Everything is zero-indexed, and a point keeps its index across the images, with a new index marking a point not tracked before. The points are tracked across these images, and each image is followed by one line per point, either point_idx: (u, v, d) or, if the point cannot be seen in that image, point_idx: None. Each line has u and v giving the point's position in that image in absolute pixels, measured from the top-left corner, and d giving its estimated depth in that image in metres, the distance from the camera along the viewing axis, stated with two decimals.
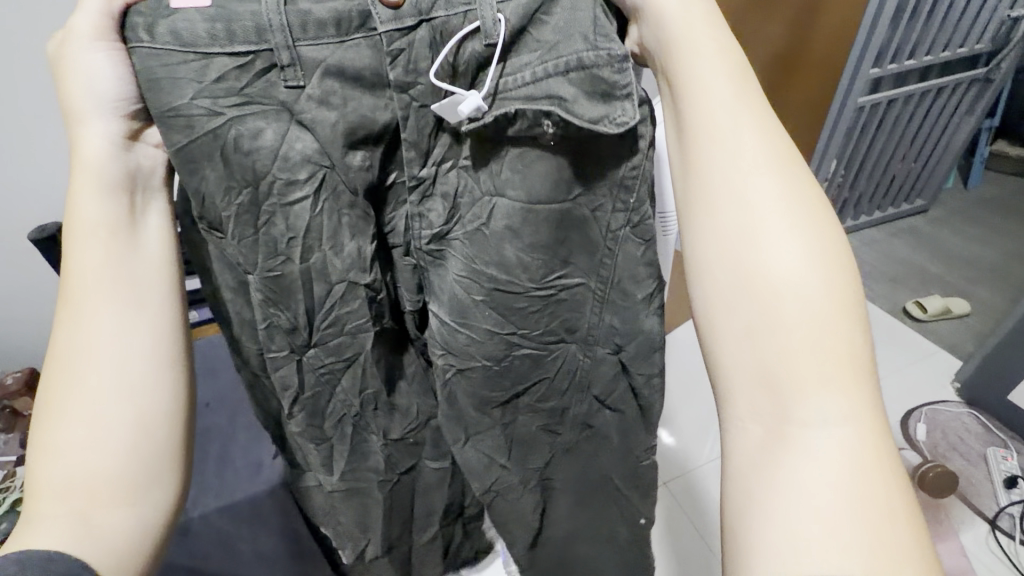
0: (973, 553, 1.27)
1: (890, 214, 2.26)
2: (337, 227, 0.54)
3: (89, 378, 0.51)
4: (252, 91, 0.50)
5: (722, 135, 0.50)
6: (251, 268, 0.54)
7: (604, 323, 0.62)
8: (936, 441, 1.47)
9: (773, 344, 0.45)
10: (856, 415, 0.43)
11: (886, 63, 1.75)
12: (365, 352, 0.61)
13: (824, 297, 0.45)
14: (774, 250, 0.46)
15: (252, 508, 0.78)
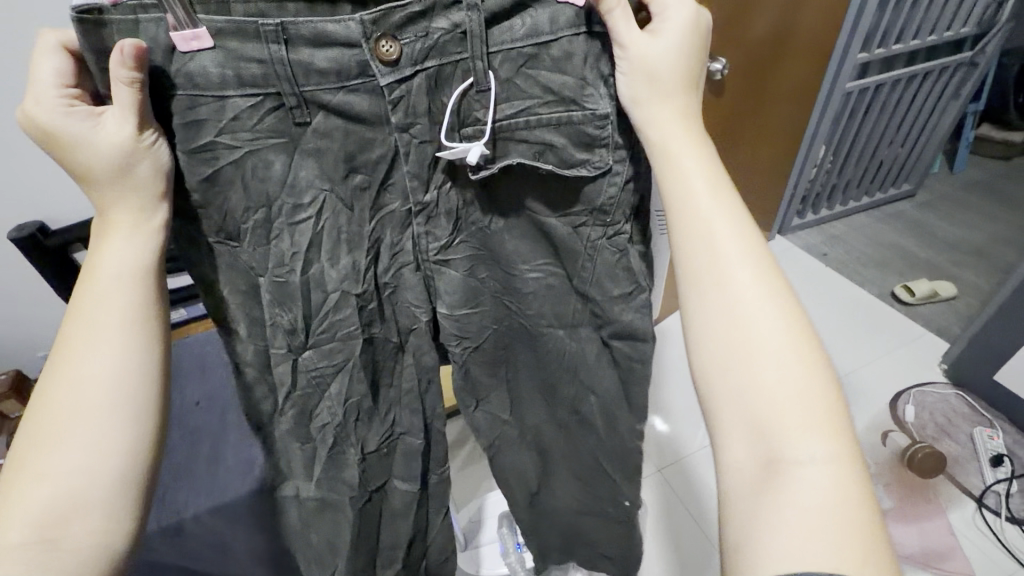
0: (960, 531, 1.29)
1: (878, 199, 2.29)
2: (338, 240, 0.53)
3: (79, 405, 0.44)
4: (261, 131, 0.48)
5: (701, 186, 0.50)
6: (262, 271, 0.53)
7: (584, 315, 0.65)
8: (924, 423, 1.49)
9: (752, 393, 0.46)
10: (828, 437, 0.44)
11: (874, 47, 1.75)
12: (355, 364, 0.59)
13: (795, 345, 0.46)
14: (740, 286, 0.48)
15: (245, 508, 0.77)
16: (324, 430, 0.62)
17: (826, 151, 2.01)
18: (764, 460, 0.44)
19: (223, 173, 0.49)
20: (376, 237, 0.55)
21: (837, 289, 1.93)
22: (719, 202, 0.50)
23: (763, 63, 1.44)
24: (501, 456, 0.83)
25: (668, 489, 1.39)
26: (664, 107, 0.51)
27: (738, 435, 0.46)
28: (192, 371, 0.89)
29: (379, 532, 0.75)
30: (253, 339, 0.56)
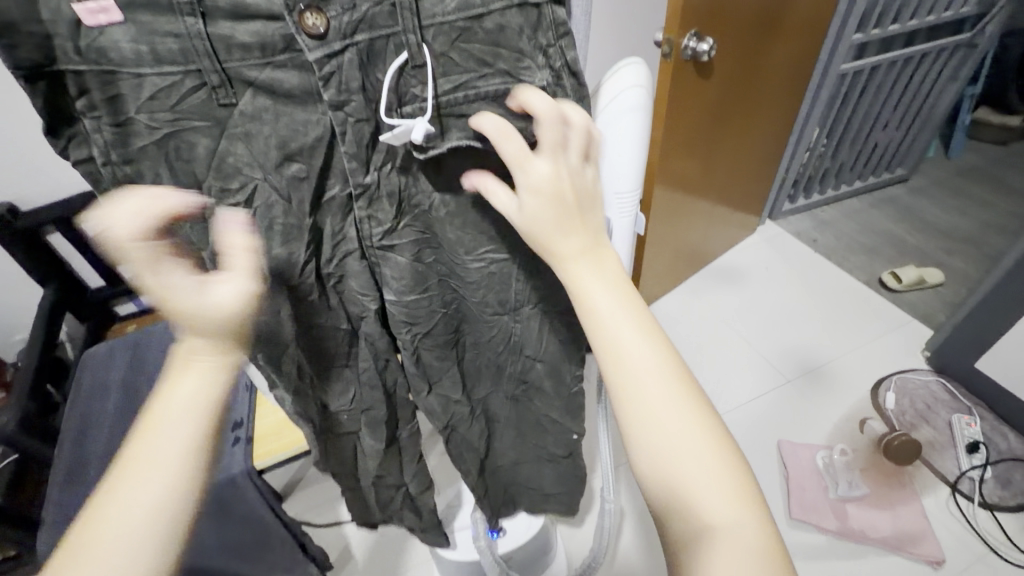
0: (933, 515, 1.31)
1: (871, 182, 2.27)
2: (268, 231, 0.49)
3: (103, 553, 0.38)
4: (183, 110, 0.43)
5: (595, 269, 0.46)
6: (202, 247, 0.50)
7: (527, 286, 0.67)
8: (904, 409, 1.50)
9: (668, 469, 0.43)
10: (732, 485, 0.43)
11: (870, 27, 1.71)
12: (298, 346, 0.60)
13: (699, 421, 0.44)
14: (626, 347, 0.44)
15: (214, 497, 0.77)
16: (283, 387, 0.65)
17: (820, 132, 1.98)
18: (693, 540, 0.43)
19: (149, 152, 0.45)
20: (316, 227, 0.52)
21: (816, 274, 1.94)
22: (610, 285, 0.46)
23: (754, 45, 1.40)
24: (460, 436, 0.84)
25: None
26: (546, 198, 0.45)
27: (661, 506, 0.45)
28: (163, 359, 0.90)
29: (354, 462, 0.79)
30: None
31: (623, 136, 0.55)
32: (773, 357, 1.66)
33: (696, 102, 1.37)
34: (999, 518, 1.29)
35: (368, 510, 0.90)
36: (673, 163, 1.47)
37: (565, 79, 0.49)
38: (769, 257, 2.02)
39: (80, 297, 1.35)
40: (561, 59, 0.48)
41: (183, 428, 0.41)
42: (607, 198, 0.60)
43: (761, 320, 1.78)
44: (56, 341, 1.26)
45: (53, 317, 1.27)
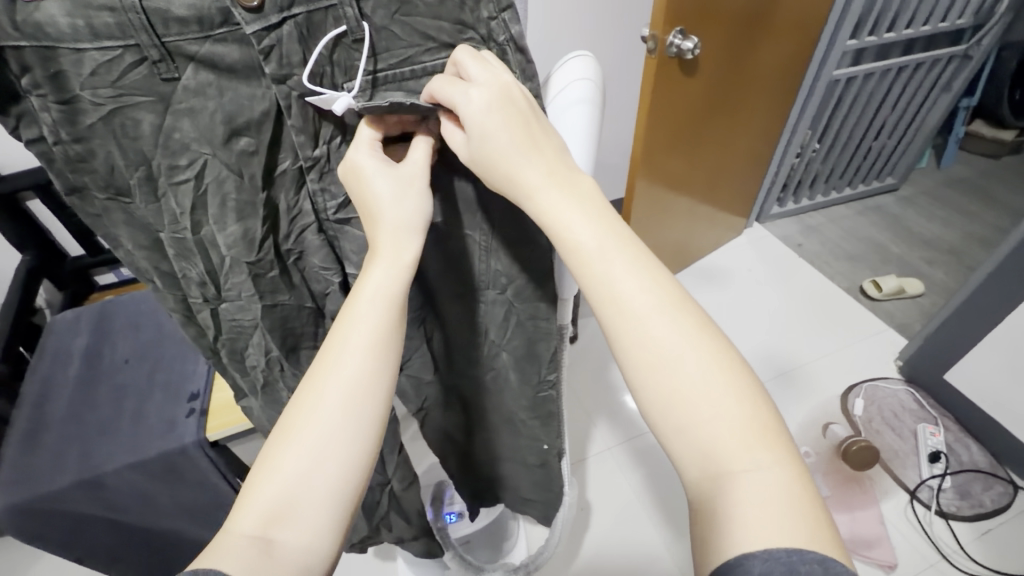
0: (891, 521, 1.33)
1: (861, 191, 2.28)
2: (223, 204, 0.49)
3: (315, 414, 0.44)
4: (125, 87, 0.42)
5: (588, 226, 0.47)
6: (159, 227, 0.49)
7: (491, 268, 0.66)
8: (871, 416, 1.52)
9: (681, 401, 0.44)
10: (746, 412, 0.43)
11: (865, 33, 1.70)
12: (264, 328, 0.57)
13: (707, 362, 0.44)
14: (625, 284, 0.45)
15: (165, 465, 0.78)
16: (253, 373, 0.63)
17: (811, 135, 1.97)
18: (711, 482, 0.42)
19: (97, 132, 0.43)
20: (270, 203, 0.51)
21: (792, 276, 1.95)
22: (602, 233, 0.47)
23: (741, 45, 1.40)
24: (431, 416, 0.88)
25: (613, 464, 1.42)
26: (517, 159, 0.48)
27: (676, 443, 0.45)
28: (125, 329, 0.91)
29: None
30: (171, 290, 0.54)
31: (572, 127, 0.54)
32: (749, 360, 1.67)
33: (682, 99, 1.37)
34: (953, 527, 1.31)
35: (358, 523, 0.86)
36: (656, 159, 1.47)
37: (510, 54, 0.50)
38: (751, 259, 2.03)
39: (58, 263, 1.36)
40: (506, 34, 0.50)
41: (377, 315, 0.46)
42: None
43: (738, 320, 1.80)
44: (32, 306, 1.26)
45: (31, 282, 1.26)
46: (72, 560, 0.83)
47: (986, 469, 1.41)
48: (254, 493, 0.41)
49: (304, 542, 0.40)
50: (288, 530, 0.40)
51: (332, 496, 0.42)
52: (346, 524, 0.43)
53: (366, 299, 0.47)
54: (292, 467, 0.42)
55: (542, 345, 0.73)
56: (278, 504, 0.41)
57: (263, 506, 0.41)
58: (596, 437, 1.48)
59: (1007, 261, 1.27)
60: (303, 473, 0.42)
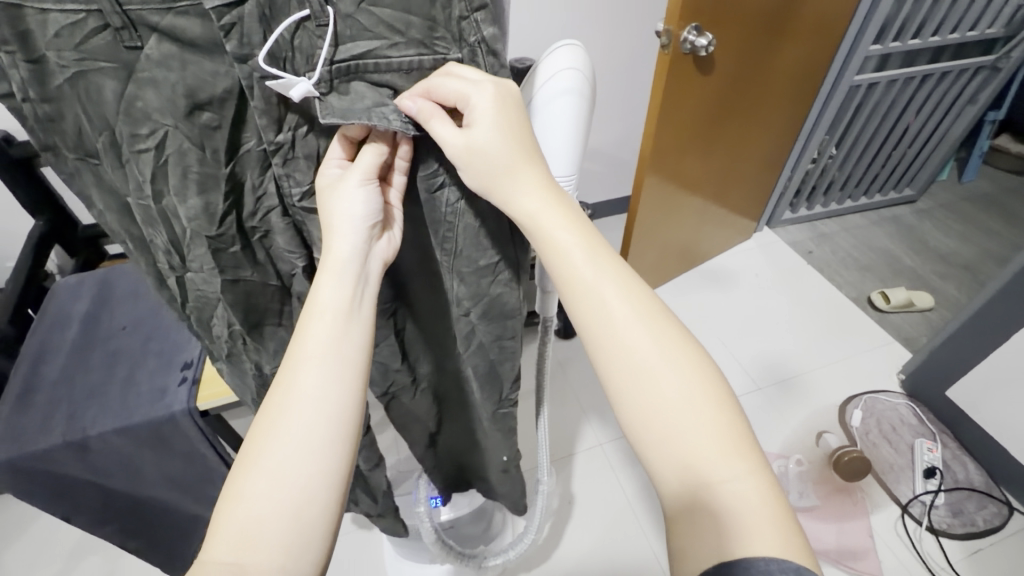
0: (880, 535, 1.32)
1: (876, 201, 2.23)
2: (184, 175, 0.47)
3: (276, 438, 0.45)
4: (88, 52, 0.41)
5: (571, 231, 0.50)
6: (126, 191, 0.49)
7: (454, 291, 0.64)
8: (868, 428, 1.51)
9: (658, 420, 0.45)
10: (721, 430, 0.44)
11: (889, 39, 1.66)
12: (226, 302, 0.57)
13: (684, 371, 0.46)
14: (606, 303, 0.48)
15: (152, 431, 0.80)
16: (217, 342, 0.63)
17: (827, 141, 1.94)
18: (689, 495, 0.43)
19: (64, 95, 0.43)
20: (235, 178, 0.50)
21: (802, 286, 1.92)
22: (587, 245, 0.49)
23: (760, 45, 1.38)
24: (399, 404, 0.84)
25: (602, 461, 1.43)
26: (512, 168, 0.50)
27: (655, 462, 0.45)
28: (123, 299, 0.94)
29: None
30: (143, 254, 0.55)
31: (557, 120, 0.56)
32: (749, 363, 1.66)
33: (695, 98, 1.36)
34: (943, 543, 1.30)
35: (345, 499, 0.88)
36: (665, 157, 1.45)
37: (481, 56, 0.49)
38: (760, 264, 2.01)
39: (70, 230, 1.38)
40: (478, 35, 0.48)
41: (331, 333, 0.49)
42: None
43: (740, 324, 1.78)
44: (41, 271, 1.28)
45: (42, 247, 1.29)
46: (60, 517, 0.85)
47: (981, 488, 1.39)
48: (223, 522, 0.43)
49: (275, 564, 0.41)
50: (256, 557, 0.41)
51: (299, 518, 0.43)
52: (331, 525, 0.45)
53: (320, 314, 0.50)
54: (262, 490, 0.43)
55: (506, 364, 0.73)
56: (246, 530, 0.42)
57: (234, 532, 0.42)
58: (587, 433, 1.49)
59: (1018, 278, 1.24)
60: (271, 496, 0.43)
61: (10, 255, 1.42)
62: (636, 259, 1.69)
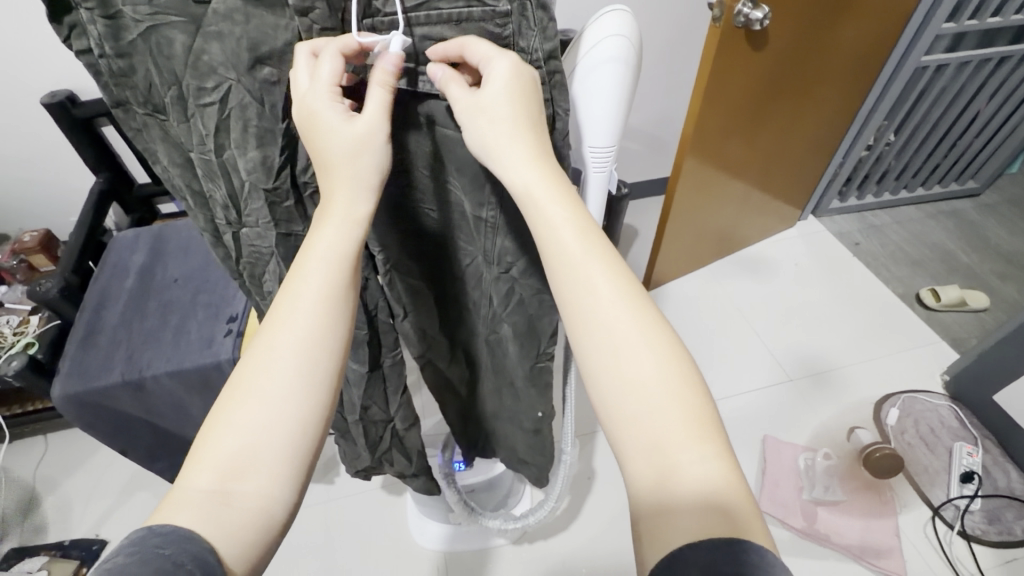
0: (906, 535, 1.28)
1: (936, 192, 2.11)
2: (245, 131, 0.49)
3: (266, 378, 0.44)
4: (160, 6, 0.43)
5: (560, 204, 0.47)
6: (189, 144, 0.51)
7: (497, 244, 0.64)
8: (905, 428, 1.46)
9: (640, 407, 0.43)
10: (692, 418, 0.42)
11: (965, 16, 1.53)
12: (279, 256, 0.58)
13: (657, 354, 0.44)
14: (597, 280, 0.45)
15: (200, 377, 0.85)
16: (267, 299, 0.66)
17: (885, 127, 1.83)
18: (654, 482, 0.41)
19: (138, 51, 0.45)
20: (290, 133, 0.51)
21: (845, 280, 1.84)
22: (576, 219, 0.47)
23: (816, 24, 1.31)
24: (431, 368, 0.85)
25: None
26: (505, 147, 0.48)
27: (627, 450, 0.43)
28: (177, 251, 1.00)
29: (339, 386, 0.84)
30: (201, 209, 0.58)
31: (599, 86, 0.55)
32: (779, 354, 1.63)
33: (744, 78, 1.31)
34: (975, 550, 1.26)
35: (360, 456, 0.91)
36: (709, 138, 1.40)
37: (530, 10, 0.46)
38: (801, 253, 1.94)
39: (127, 189, 1.45)
40: None
41: (319, 279, 0.47)
42: (582, 151, 0.61)
43: (775, 314, 1.74)
44: (101, 226, 1.35)
45: (102, 203, 1.37)
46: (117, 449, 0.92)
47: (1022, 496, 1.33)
48: (206, 449, 0.42)
49: (261, 491, 0.42)
50: (244, 484, 0.42)
51: (287, 452, 0.43)
52: (302, 474, 0.44)
53: (312, 256, 0.47)
54: (251, 421, 0.43)
55: (544, 320, 0.72)
56: (231, 462, 0.42)
57: (219, 461, 0.42)
58: None
59: None
60: (259, 431, 0.43)
61: (73, 210, 1.51)
62: (670, 244, 1.66)
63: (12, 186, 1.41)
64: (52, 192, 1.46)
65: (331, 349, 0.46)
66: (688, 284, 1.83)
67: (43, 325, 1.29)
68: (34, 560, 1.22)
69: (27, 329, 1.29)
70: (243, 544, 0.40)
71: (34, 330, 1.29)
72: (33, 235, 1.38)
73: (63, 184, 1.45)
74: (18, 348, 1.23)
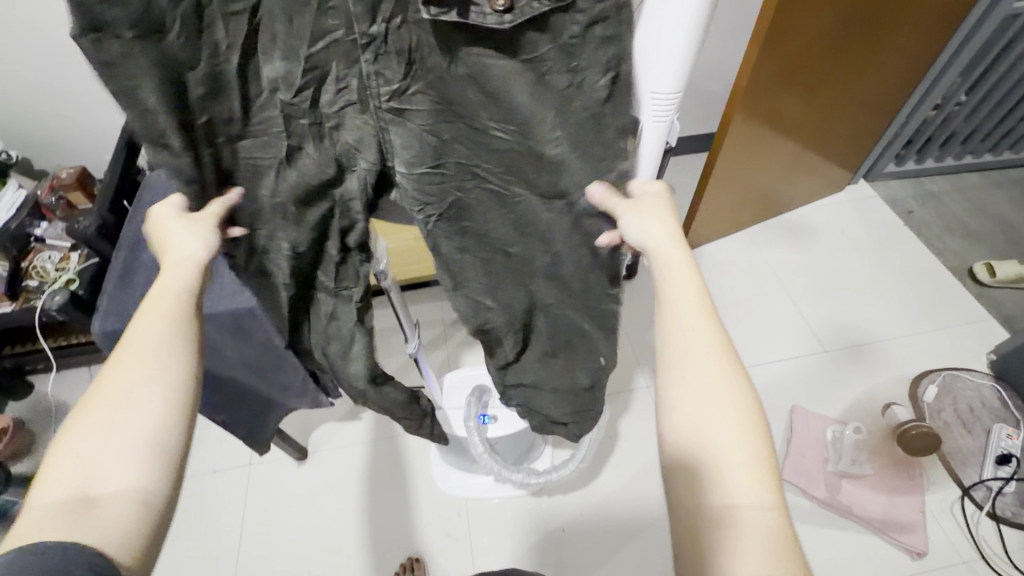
0: (932, 512, 1.26)
1: (1004, 159, 1.94)
2: (272, 45, 0.48)
3: (112, 396, 0.48)
4: None
5: (675, 244, 0.56)
6: (195, 62, 0.47)
7: (515, 176, 0.58)
8: (942, 406, 1.41)
9: (705, 432, 0.49)
10: (745, 451, 0.48)
11: None
12: (280, 172, 0.56)
13: (719, 379, 0.51)
14: (691, 310, 0.53)
15: (234, 320, 0.86)
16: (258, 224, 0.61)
17: (958, 86, 1.68)
18: (715, 505, 0.47)
19: None
20: (321, 64, 0.49)
21: (894, 251, 1.74)
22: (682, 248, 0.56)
23: None
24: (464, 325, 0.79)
25: (647, 405, 1.43)
26: (654, 231, 0.57)
27: (688, 467, 0.49)
28: None
29: None
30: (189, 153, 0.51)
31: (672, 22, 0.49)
32: (815, 324, 1.57)
33: (812, 21, 1.18)
34: (1002, 531, 1.24)
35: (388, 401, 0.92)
36: (763, 92, 1.30)
37: None
38: (849, 220, 1.83)
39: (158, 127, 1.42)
40: None
41: (156, 315, 0.52)
42: (643, 98, 0.55)
43: (814, 281, 1.67)
44: (134, 165, 1.35)
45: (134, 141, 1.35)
46: None
47: None
48: (58, 469, 0.45)
49: (125, 485, 0.45)
50: (104, 484, 0.45)
51: (153, 449, 0.47)
52: (156, 470, 0.47)
53: (150, 304, 0.52)
54: (106, 431, 0.47)
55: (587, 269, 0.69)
56: (87, 471, 0.45)
57: (71, 472, 0.45)
58: (635, 373, 1.49)
59: None
60: (120, 437, 0.47)
61: (106, 149, 1.51)
62: (709, 203, 1.58)
63: (47, 122, 1.42)
64: (86, 130, 1.46)
65: (171, 358, 0.50)
66: (722, 247, 1.76)
67: (81, 263, 1.33)
68: None
69: (67, 265, 1.33)
70: (106, 538, 0.43)
71: (74, 267, 1.33)
72: (70, 171, 1.39)
73: (96, 121, 1.44)
74: (60, 284, 1.27)
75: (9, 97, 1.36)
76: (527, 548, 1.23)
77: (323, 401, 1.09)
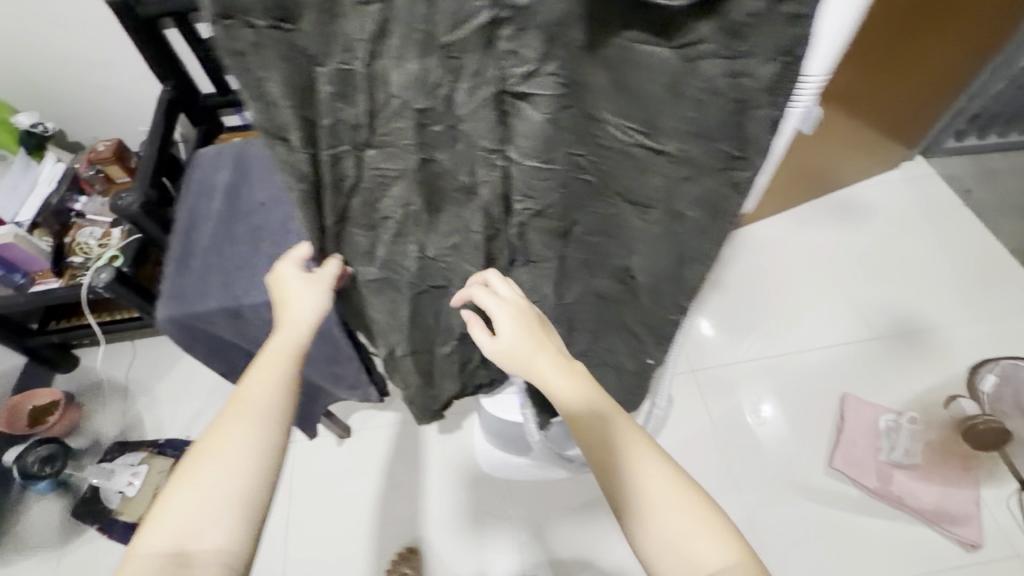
0: (987, 505, 1.24)
1: None
2: (405, 40, 0.44)
3: (219, 454, 0.51)
4: None
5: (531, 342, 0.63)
6: (324, 60, 0.45)
7: (658, 174, 0.54)
8: (1000, 397, 1.32)
9: (652, 507, 0.53)
10: (691, 514, 0.53)
11: None
12: (410, 176, 0.57)
13: (642, 454, 0.55)
14: (586, 404, 0.58)
15: None
16: (384, 226, 0.64)
17: None
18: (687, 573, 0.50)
19: None
20: (456, 56, 0.45)
21: (947, 229, 1.67)
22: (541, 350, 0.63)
23: None
24: None
25: (690, 391, 1.41)
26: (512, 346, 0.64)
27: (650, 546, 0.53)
28: (260, 173, 0.95)
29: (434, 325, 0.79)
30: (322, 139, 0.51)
31: None
32: (872, 309, 1.52)
33: None
34: None
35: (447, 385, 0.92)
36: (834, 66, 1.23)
37: None
38: (904, 199, 1.74)
39: (193, 98, 1.37)
40: None
41: (270, 373, 0.57)
42: None
43: (870, 265, 1.60)
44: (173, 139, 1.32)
45: (171, 113, 1.31)
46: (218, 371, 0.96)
47: None
48: (162, 520, 0.49)
49: (217, 545, 0.48)
50: (201, 540, 0.48)
51: (248, 505, 0.50)
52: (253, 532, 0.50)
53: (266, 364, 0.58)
54: (206, 488, 0.50)
55: (694, 270, 0.63)
56: (187, 529, 0.48)
57: (175, 527, 0.48)
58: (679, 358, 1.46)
59: None
60: (220, 496, 0.50)
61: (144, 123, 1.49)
62: None
63: (86, 95, 1.39)
64: (124, 103, 1.43)
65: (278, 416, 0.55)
66: (771, 228, 1.68)
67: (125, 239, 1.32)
68: (135, 454, 1.33)
69: (110, 242, 1.33)
70: None
71: (116, 244, 1.32)
72: (107, 143, 1.36)
73: (133, 94, 1.41)
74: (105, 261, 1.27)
75: (48, 67, 1.32)
76: (572, 531, 1.23)
77: (373, 395, 1.08)
